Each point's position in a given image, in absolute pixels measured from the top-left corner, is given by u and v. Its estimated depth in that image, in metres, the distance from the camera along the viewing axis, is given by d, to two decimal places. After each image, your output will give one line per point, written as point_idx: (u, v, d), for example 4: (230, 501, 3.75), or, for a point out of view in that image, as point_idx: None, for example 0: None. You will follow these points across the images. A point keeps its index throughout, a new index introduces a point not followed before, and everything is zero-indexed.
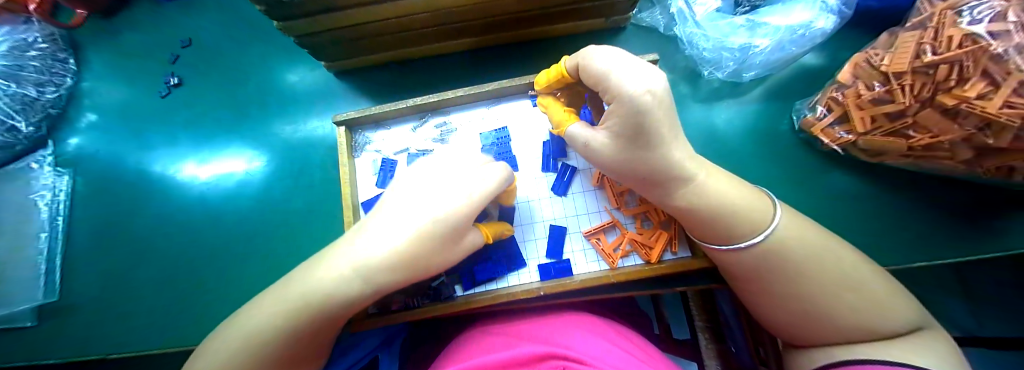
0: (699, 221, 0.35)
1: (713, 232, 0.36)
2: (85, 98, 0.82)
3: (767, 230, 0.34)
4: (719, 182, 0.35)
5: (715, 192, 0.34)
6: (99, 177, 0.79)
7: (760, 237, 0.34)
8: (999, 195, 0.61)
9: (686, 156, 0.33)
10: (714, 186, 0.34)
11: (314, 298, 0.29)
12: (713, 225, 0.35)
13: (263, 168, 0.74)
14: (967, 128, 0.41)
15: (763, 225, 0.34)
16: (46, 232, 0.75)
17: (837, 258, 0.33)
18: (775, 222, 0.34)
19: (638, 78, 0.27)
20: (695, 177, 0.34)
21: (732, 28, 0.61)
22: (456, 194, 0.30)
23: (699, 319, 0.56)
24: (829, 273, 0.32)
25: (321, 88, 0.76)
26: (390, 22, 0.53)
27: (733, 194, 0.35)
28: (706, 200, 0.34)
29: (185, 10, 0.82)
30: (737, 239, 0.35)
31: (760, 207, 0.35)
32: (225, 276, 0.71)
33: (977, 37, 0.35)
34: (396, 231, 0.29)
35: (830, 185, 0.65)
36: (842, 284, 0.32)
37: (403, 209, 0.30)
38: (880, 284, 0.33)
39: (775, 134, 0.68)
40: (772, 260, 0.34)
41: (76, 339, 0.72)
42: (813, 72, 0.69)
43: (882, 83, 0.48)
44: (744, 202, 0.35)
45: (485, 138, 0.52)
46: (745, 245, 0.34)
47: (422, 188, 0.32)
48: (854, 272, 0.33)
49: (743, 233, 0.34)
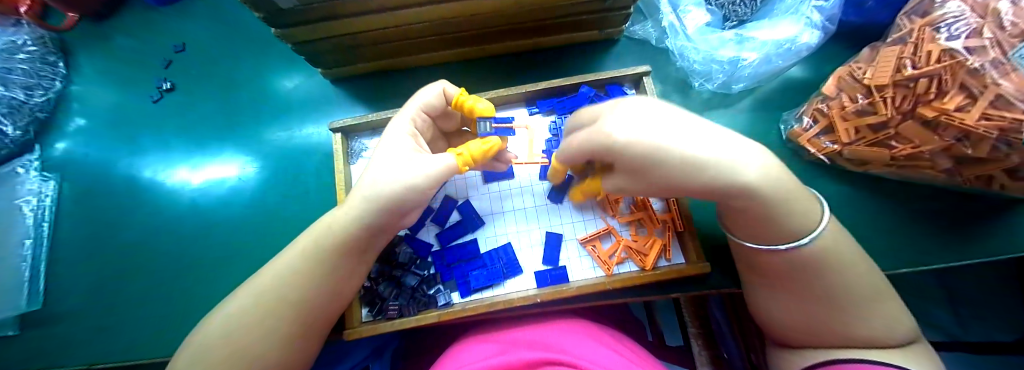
0: (747, 218, 0.30)
1: (767, 234, 0.31)
2: (74, 102, 0.81)
3: (818, 229, 0.30)
4: (773, 166, 0.28)
5: (770, 174, 0.27)
6: (86, 182, 0.78)
7: (805, 240, 0.30)
8: (980, 204, 0.63)
9: (703, 143, 0.25)
10: (777, 173, 0.27)
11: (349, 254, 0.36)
12: (760, 225, 0.30)
13: (256, 174, 0.74)
14: (946, 138, 0.43)
15: (813, 226, 0.30)
16: (31, 238, 0.73)
17: (861, 268, 0.32)
18: (824, 225, 0.31)
19: (621, 107, 0.30)
20: (756, 162, 0.26)
21: (720, 42, 0.64)
22: (398, 128, 0.40)
23: (693, 325, 0.58)
24: (852, 287, 0.31)
25: (318, 95, 0.76)
26: (386, 31, 0.54)
27: (792, 193, 0.29)
28: (763, 180, 0.26)
29: (179, 14, 0.81)
30: (779, 241, 0.31)
31: (816, 209, 0.31)
32: (216, 284, 0.70)
33: (954, 53, 0.37)
34: (383, 171, 0.36)
35: (818, 193, 0.67)
36: (860, 297, 0.31)
37: (386, 148, 0.38)
38: (889, 297, 0.33)
39: (763, 143, 0.69)
40: (807, 265, 0.31)
41: (59, 348, 0.70)
42: (800, 84, 0.71)
43: (865, 96, 0.50)
44: (796, 192, 0.29)
45: None
46: (784, 248, 0.31)
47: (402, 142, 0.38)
48: (873, 286, 0.32)
49: (795, 233, 0.30)
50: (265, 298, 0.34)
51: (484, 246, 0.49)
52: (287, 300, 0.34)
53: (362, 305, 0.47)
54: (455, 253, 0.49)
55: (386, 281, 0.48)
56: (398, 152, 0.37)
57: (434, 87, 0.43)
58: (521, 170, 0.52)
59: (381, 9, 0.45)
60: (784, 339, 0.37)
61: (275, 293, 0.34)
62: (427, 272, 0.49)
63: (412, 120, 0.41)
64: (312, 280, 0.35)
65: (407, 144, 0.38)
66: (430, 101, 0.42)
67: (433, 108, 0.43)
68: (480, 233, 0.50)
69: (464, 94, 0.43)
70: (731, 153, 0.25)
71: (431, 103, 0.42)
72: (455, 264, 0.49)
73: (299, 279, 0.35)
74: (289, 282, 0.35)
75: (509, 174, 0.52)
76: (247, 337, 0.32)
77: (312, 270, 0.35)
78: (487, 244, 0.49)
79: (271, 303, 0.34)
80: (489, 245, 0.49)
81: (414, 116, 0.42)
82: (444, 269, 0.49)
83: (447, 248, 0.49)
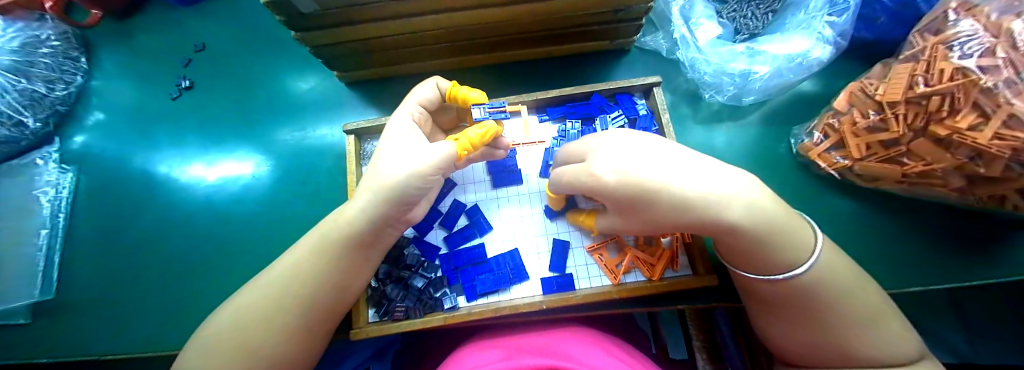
0: (744, 249, 0.30)
1: (759, 263, 0.31)
2: (95, 97, 0.83)
3: (812, 257, 0.31)
4: (761, 196, 0.29)
5: (759, 206, 0.28)
6: (103, 175, 0.79)
7: (802, 270, 0.30)
8: (993, 224, 0.62)
9: (686, 177, 0.27)
10: (765, 203, 0.29)
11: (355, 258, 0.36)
12: (756, 256, 0.31)
13: (266, 172, 0.75)
14: (958, 157, 0.42)
15: (806, 255, 0.31)
16: (47, 228, 0.75)
17: (861, 289, 0.33)
18: (819, 252, 0.31)
19: (608, 148, 0.33)
20: (743, 190, 0.28)
21: (731, 55, 0.65)
22: (398, 123, 0.42)
23: (697, 339, 0.57)
24: (855, 306, 0.31)
25: (331, 97, 0.78)
26: (402, 36, 0.55)
27: (782, 222, 0.29)
28: (750, 211, 0.27)
29: (200, 14, 0.84)
30: (774, 271, 0.31)
31: (806, 235, 0.31)
32: (224, 280, 0.71)
33: (967, 71, 0.37)
34: (393, 157, 0.37)
35: (828, 207, 0.66)
36: (864, 316, 0.31)
37: (391, 139, 0.39)
38: (893, 315, 0.33)
39: (772, 156, 0.69)
40: (811, 288, 0.31)
41: (69, 338, 0.71)
42: (811, 98, 0.71)
43: (877, 112, 0.50)
44: (785, 220, 0.30)
45: (478, 170, 0.54)
46: (782, 277, 0.31)
47: (401, 137, 0.40)
48: (874, 306, 0.32)
49: (790, 264, 0.30)
50: (275, 297, 0.34)
51: (492, 251, 0.50)
52: (299, 295, 0.34)
53: (369, 306, 0.48)
54: (462, 257, 0.49)
55: (393, 283, 0.49)
56: (402, 143, 0.39)
57: (427, 84, 0.46)
58: (530, 176, 0.53)
59: (400, 15, 0.46)
60: (794, 360, 0.37)
61: (287, 291, 0.34)
62: (434, 275, 0.49)
63: (411, 114, 0.44)
64: (323, 279, 0.36)
65: (411, 132, 0.40)
66: (427, 97, 0.45)
67: (431, 102, 0.45)
68: (489, 237, 0.50)
69: (455, 86, 0.45)
70: (718, 187, 0.27)
71: (425, 97, 0.45)
72: (461, 268, 0.49)
73: (314, 278, 0.35)
74: (305, 282, 0.35)
75: (517, 180, 0.52)
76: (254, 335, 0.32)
77: (324, 268, 0.36)
78: (495, 248, 0.50)
79: (282, 298, 0.34)
80: (498, 251, 0.49)
81: (412, 110, 0.44)
82: (451, 273, 0.49)
83: (455, 252, 0.50)
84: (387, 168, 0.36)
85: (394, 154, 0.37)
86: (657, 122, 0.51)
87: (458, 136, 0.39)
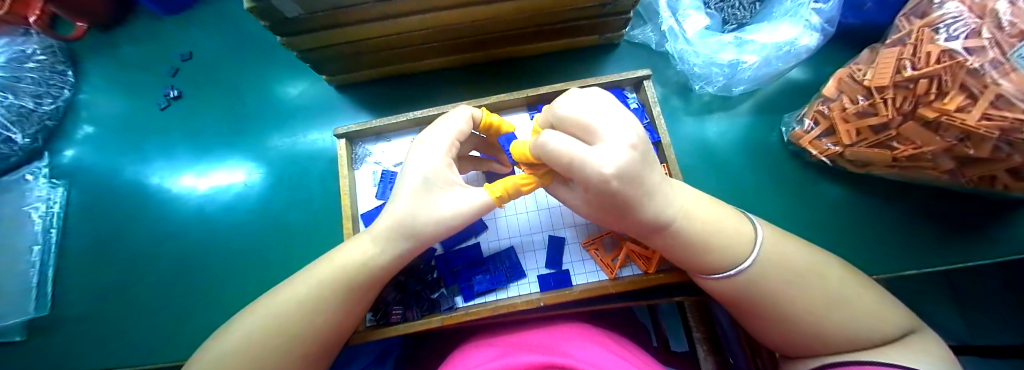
0: (682, 255, 0.35)
1: (707, 264, 0.34)
2: (82, 110, 0.82)
3: (754, 251, 0.34)
4: (707, 213, 0.35)
5: (700, 226, 0.33)
6: (94, 189, 0.79)
7: (747, 263, 0.33)
8: (984, 204, 0.62)
9: (656, 201, 0.30)
10: (704, 220, 0.34)
11: (344, 266, 0.36)
12: (696, 258, 0.34)
13: (259, 181, 0.75)
14: (948, 139, 0.43)
15: (748, 249, 0.34)
16: (39, 244, 0.74)
17: (829, 273, 0.34)
18: (759, 243, 0.34)
19: (608, 142, 0.25)
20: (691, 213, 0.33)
21: (720, 45, 0.65)
22: (429, 160, 0.35)
23: (698, 329, 0.51)
24: (823, 290, 0.32)
25: (320, 102, 0.77)
26: (390, 38, 0.55)
27: (721, 224, 0.35)
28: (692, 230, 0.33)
29: (186, 23, 0.83)
30: (722, 269, 0.34)
31: (743, 232, 0.35)
32: (221, 290, 0.71)
33: (953, 53, 0.37)
34: (413, 207, 0.35)
35: (821, 194, 0.66)
36: (836, 299, 0.32)
37: (415, 188, 0.35)
38: (870, 296, 0.33)
39: (764, 145, 0.70)
40: (768, 282, 0.33)
41: (67, 353, 0.71)
42: (802, 86, 0.71)
43: (866, 97, 0.50)
44: (727, 230, 0.35)
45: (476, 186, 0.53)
46: (732, 273, 0.34)
47: (432, 185, 0.35)
48: (845, 287, 0.33)
49: (733, 258, 0.34)
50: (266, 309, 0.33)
51: (488, 250, 0.49)
52: (286, 307, 0.33)
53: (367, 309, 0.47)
54: (457, 258, 0.49)
55: (389, 287, 0.48)
56: (431, 195, 0.35)
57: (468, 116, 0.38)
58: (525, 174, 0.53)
59: (385, 17, 0.46)
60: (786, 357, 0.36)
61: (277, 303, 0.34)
62: (430, 277, 0.49)
63: (446, 152, 0.36)
64: (315, 291, 0.35)
65: (440, 177, 0.36)
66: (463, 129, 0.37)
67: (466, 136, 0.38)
68: (483, 237, 0.50)
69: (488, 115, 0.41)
70: (669, 216, 0.32)
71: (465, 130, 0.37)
72: (457, 268, 0.49)
73: (303, 288, 0.35)
74: (296, 293, 0.34)
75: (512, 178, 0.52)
76: (240, 349, 0.31)
77: (316, 278, 0.35)
78: (492, 247, 0.50)
79: (273, 311, 0.33)
80: (493, 250, 0.49)
81: (447, 146, 0.36)
82: (447, 273, 0.49)
83: (450, 252, 0.50)
84: (420, 225, 0.35)
85: (419, 212, 0.35)
86: (648, 115, 0.51)
87: (498, 182, 0.36)
